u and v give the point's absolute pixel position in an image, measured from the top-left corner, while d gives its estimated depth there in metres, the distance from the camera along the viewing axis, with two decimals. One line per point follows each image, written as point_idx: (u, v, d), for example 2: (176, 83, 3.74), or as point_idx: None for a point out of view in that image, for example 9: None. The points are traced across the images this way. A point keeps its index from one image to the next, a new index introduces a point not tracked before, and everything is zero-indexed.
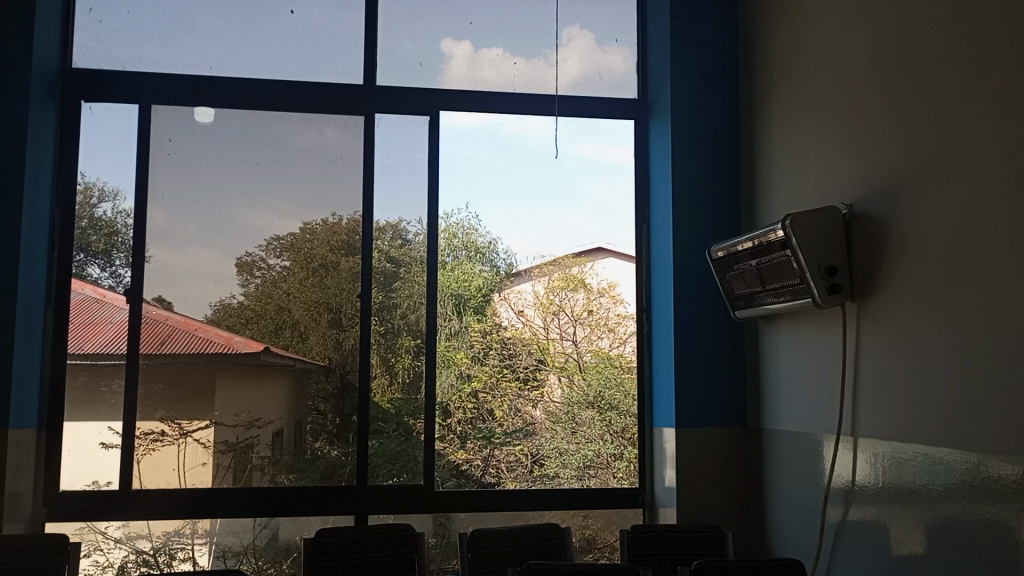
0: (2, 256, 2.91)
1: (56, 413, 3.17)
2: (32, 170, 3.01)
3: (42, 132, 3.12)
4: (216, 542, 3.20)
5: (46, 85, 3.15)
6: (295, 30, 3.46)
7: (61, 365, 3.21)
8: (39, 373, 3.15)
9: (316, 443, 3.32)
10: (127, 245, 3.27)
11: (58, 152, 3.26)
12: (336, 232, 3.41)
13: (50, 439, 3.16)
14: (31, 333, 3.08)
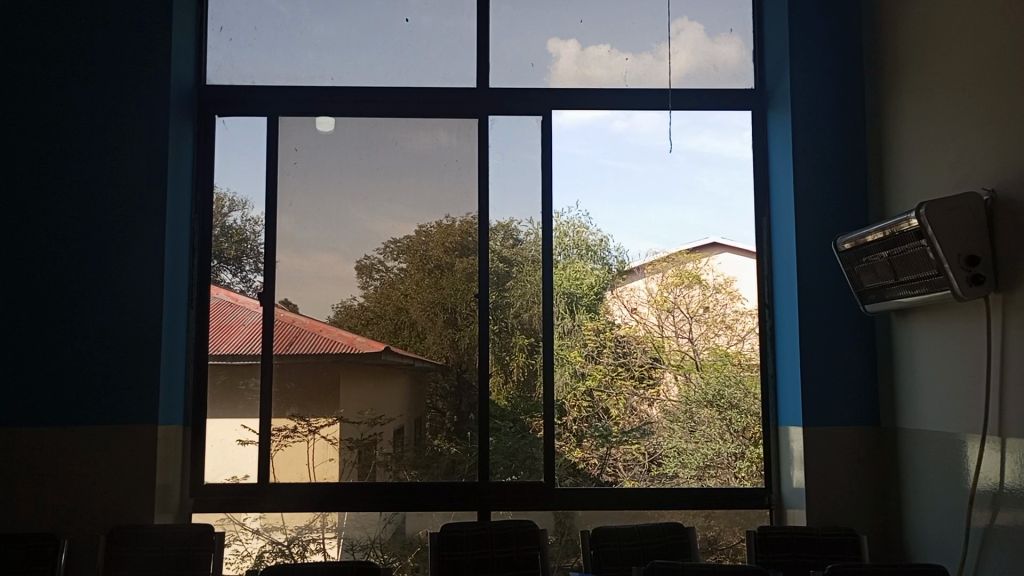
0: (149, 263, 3.12)
1: (199, 411, 3.38)
2: (172, 182, 3.21)
3: (181, 146, 3.33)
4: (345, 536, 3.33)
5: (183, 102, 3.36)
6: (409, 38, 3.55)
7: (200, 365, 3.41)
8: (182, 372, 3.36)
9: (435, 440, 3.40)
10: (256, 252, 3.45)
11: (195, 164, 3.47)
12: (450, 234, 3.48)
13: (194, 434, 3.37)
14: (175, 335, 3.29)
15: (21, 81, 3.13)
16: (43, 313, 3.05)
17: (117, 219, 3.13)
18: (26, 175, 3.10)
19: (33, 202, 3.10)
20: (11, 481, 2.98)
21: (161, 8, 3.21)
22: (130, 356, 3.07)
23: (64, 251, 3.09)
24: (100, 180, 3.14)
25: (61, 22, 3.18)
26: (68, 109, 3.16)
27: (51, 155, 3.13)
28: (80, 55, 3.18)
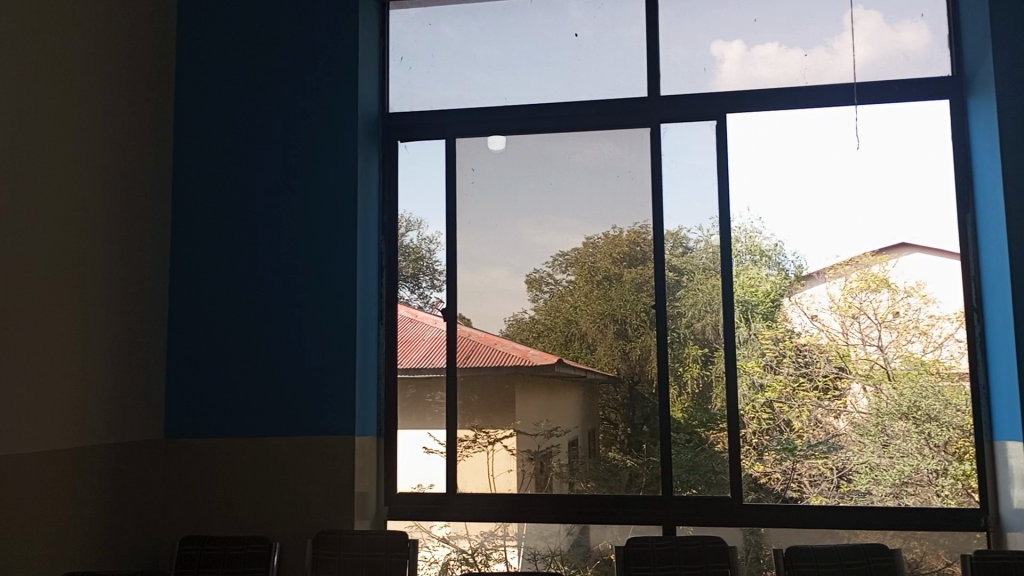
0: (344, 282, 3.30)
1: (391, 422, 3.56)
2: (362, 205, 3.39)
3: (368, 172, 3.52)
4: (525, 545, 3.39)
5: (369, 130, 3.56)
6: (579, 53, 3.58)
7: (389, 378, 3.58)
8: (376, 386, 3.55)
9: (609, 452, 3.38)
10: (432, 269, 3.60)
11: (381, 188, 3.67)
12: (618, 244, 3.47)
13: (387, 444, 3.55)
14: (369, 351, 3.48)
15: (232, 124, 3.46)
16: (253, 334, 3.33)
17: (313, 242, 3.35)
18: (234, 208, 3.41)
19: (243, 232, 3.39)
20: (232, 487, 3.26)
21: (350, 43, 3.42)
22: (330, 371, 3.27)
23: (268, 276, 3.35)
24: (297, 206, 3.37)
25: (259, 66, 3.47)
26: (267, 144, 3.43)
27: (255, 188, 3.41)
28: (276, 93, 3.45)
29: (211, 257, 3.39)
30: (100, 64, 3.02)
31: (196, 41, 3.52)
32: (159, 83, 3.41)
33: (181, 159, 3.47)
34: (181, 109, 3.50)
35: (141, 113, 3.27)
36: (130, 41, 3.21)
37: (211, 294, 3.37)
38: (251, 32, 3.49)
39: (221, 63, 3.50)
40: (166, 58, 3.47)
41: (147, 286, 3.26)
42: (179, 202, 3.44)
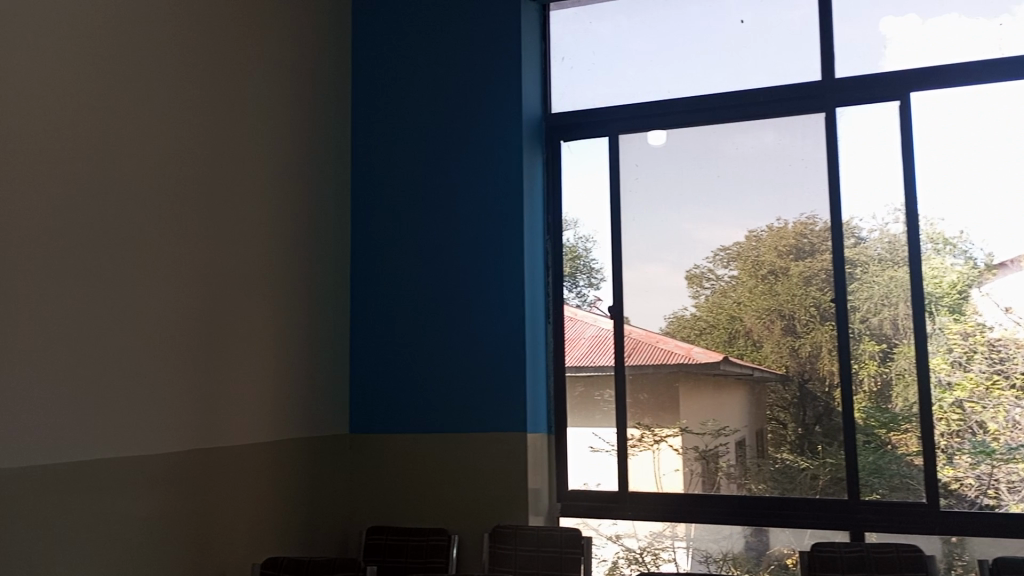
0: (512, 282, 3.36)
1: (562, 419, 3.59)
2: (528, 205, 3.44)
3: (533, 173, 3.57)
4: (696, 546, 3.31)
5: (533, 131, 3.61)
6: (745, 39, 3.47)
7: (558, 376, 3.62)
8: (545, 384, 3.59)
9: (779, 453, 3.26)
10: (589, 268, 3.61)
11: (546, 189, 3.71)
12: (783, 237, 3.33)
13: (558, 442, 3.58)
14: (538, 350, 3.53)
15: (402, 133, 3.61)
16: (427, 334, 3.46)
17: (482, 243, 3.43)
18: (403, 212, 3.56)
19: (416, 236, 3.53)
20: (412, 481, 3.40)
21: (511, 46, 3.48)
22: (502, 369, 3.34)
23: (439, 277, 3.48)
24: (465, 210, 3.47)
25: (424, 76, 3.62)
26: (435, 150, 3.55)
27: (426, 194, 3.54)
28: (440, 101, 3.57)
29: (386, 261, 3.56)
30: (280, 85, 3.26)
31: (369, 57, 3.72)
32: (336, 99, 3.63)
33: (358, 169, 3.67)
34: (357, 122, 3.71)
35: (321, 128, 3.50)
36: (308, 62, 3.44)
37: (386, 297, 3.54)
38: (416, 44, 3.64)
39: (391, 76, 3.67)
40: (342, 75, 3.69)
41: (330, 289, 3.48)
42: (357, 210, 3.65)
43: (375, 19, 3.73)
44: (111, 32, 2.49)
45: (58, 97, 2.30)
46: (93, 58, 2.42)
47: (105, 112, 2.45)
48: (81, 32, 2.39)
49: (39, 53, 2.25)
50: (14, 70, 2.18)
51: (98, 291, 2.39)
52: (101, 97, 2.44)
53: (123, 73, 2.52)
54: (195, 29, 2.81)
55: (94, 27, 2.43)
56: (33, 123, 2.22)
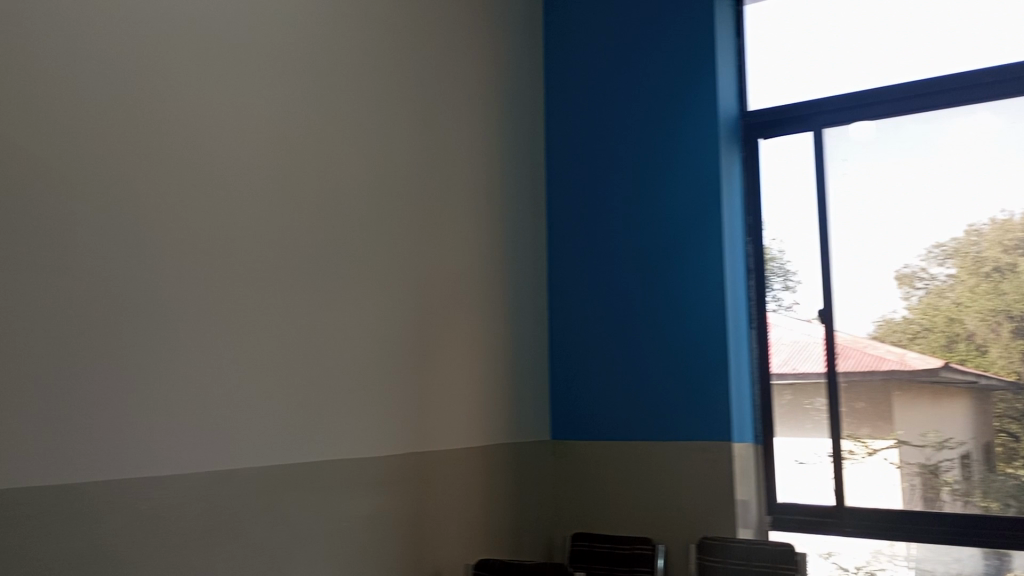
0: (712, 283, 3.30)
1: (769, 429, 3.45)
2: (727, 205, 3.36)
3: (732, 172, 3.48)
4: (920, 568, 3.06)
5: (731, 130, 3.51)
6: (965, 16, 3.19)
7: (766, 385, 3.47)
8: (751, 394, 3.46)
9: (1014, 469, 2.94)
10: (785, 269, 3.46)
11: (746, 190, 3.59)
12: (1009, 230, 3.02)
13: (766, 452, 3.44)
14: (743, 355, 3.41)
15: (594, 142, 3.66)
16: (626, 340, 3.46)
17: (679, 246, 3.40)
18: (599, 220, 3.60)
19: (611, 243, 3.56)
20: (615, 490, 3.40)
21: (703, 46, 3.44)
22: (704, 373, 3.27)
23: (637, 283, 3.47)
24: (661, 213, 3.46)
25: (616, 83, 3.64)
26: (629, 155, 3.57)
27: (620, 199, 3.56)
28: (632, 107, 3.59)
29: (581, 267, 3.61)
30: (479, 103, 3.40)
31: (563, 70, 3.80)
32: (531, 113, 3.74)
33: (553, 179, 3.76)
34: (551, 134, 3.80)
35: (517, 142, 3.61)
36: (504, 79, 3.57)
37: (582, 303, 3.59)
38: (608, 53, 3.68)
39: (583, 87, 3.73)
40: (536, 89, 3.79)
41: (529, 298, 3.57)
42: (552, 219, 3.73)
43: (568, 32, 3.81)
44: (328, 66, 2.72)
45: (286, 129, 2.55)
46: (316, 94, 2.66)
47: (325, 140, 2.68)
48: (307, 70, 2.64)
49: (270, 90, 2.51)
50: (253, 110, 2.45)
51: (326, 305, 2.63)
52: (321, 126, 2.67)
53: (339, 103, 2.75)
54: (402, 58, 3.02)
55: (315, 63, 2.67)
56: (266, 153, 2.48)
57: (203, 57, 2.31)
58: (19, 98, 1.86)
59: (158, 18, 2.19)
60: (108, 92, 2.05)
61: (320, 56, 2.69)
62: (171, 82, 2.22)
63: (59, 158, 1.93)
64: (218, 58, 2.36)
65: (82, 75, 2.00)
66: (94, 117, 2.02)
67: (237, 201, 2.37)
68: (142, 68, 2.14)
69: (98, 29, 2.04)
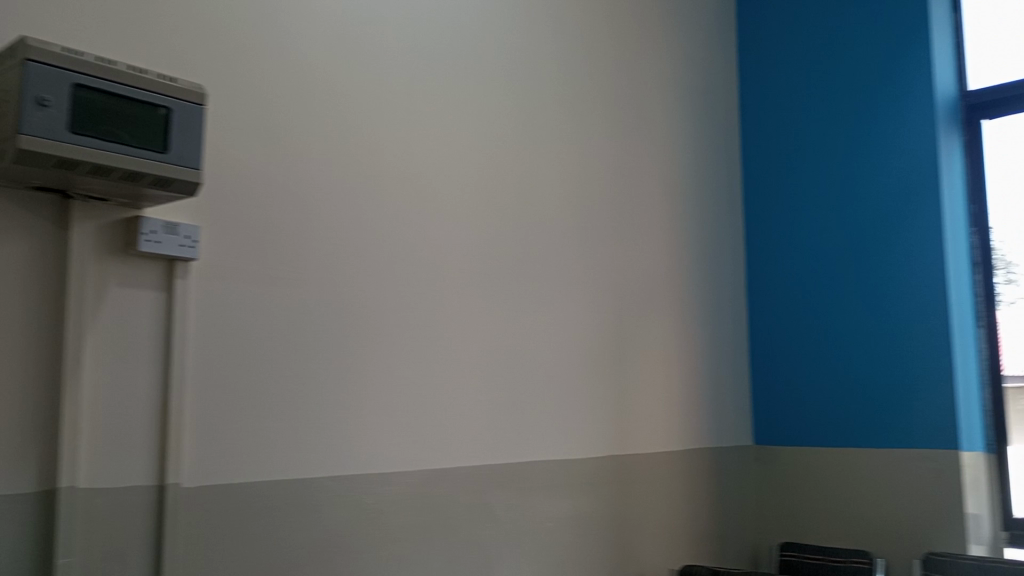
0: (932, 277, 3.19)
1: (1001, 437, 3.21)
2: (947, 196, 3.23)
3: (953, 161, 3.30)
4: None
5: (950, 115, 3.33)
6: None
7: (996, 389, 3.24)
8: (980, 397, 3.24)
9: None
10: (1006, 262, 3.28)
11: (968, 179, 3.38)
12: None
13: (999, 463, 3.20)
14: (969, 353, 3.22)
15: (794, 138, 3.64)
16: (835, 338, 3.43)
17: (893, 240, 3.30)
18: (802, 216, 3.58)
19: (815, 240, 3.53)
20: (828, 498, 3.37)
21: (913, 32, 3.33)
22: (925, 371, 3.17)
23: (846, 280, 3.42)
24: (871, 207, 3.38)
25: (813, 85, 3.61)
26: (833, 149, 3.51)
27: (825, 195, 3.52)
28: (830, 106, 3.54)
29: (781, 271, 3.61)
30: (671, 107, 3.44)
31: (761, 71, 3.78)
32: (723, 116, 3.74)
33: (748, 184, 3.76)
34: (747, 139, 3.80)
35: (708, 146, 3.62)
36: (695, 82, 3.58)
37: (783, 307, 3.59)
38: (806, 47, 3.65)
39: (775, 91, 3.72)
40: (727, 91, 3.79)
41: (726, 303, 3.59)
42: (749, 225, 3.74)
43: (763, 30, 3.80)
44: (529, 84, 2.87)
45: (492, 147, 2.72)
46: (517, 110, 2.81)
47: (527, 155, 2.83)
48: (508, 88, 2.79)
49: (478, 111, 2.69)
50: (461, 131, 2.63)
51: (530, 313, 2.77)
52: (524, 141, 2.83)
53: (539, 119, 2.89)
54: (594, 69, 3.11)
55: (517, 82, 2.83)
56: (474, 171, 2.65)
57: (419, 87, 2.52)
58: (269, 138, 2.15)
59: (380, 53, 2.42)
60: (338, 124, 2.30)
61: (521, 74, 2.84)
62: (392, 112, 2.44)
63: (299, 188, 2.21)
64: (430, 85, 2.55)
65: (317, 111, 2.26)
66: (326, 148, 2.27)
67: (449, 218, 2.57)
68: (367, 100, 2.38)
69: (330, 68, 2.30)
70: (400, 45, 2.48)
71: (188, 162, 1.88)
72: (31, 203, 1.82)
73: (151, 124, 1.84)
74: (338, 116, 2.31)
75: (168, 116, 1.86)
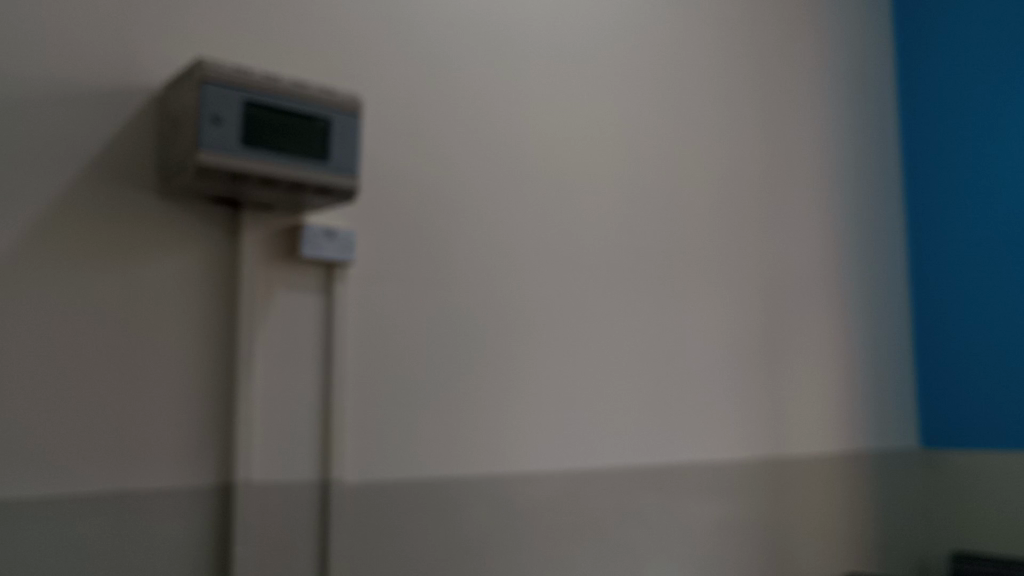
0: None
1: None
2: None
3: None
4: None
5: None
6: None
7: None
8: None
9: None
10: None
11: None
12: None
13: None
14: None
15: (963, 122, 3.40)
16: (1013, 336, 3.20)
17: None
18: (974, 206, 3.35)
19: (988, 231, 3.31)
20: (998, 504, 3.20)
21: None
22: None
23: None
24: None
25: (987, 62, 3.34)
26: (1011, 133, 3.25)
27: (1001, 183, 3.27)
28: (1009, 85, 3.26)
29: (952, 260, 3.41)
30: (821, 94, 3.29)
31: (922, 48, 3.55)
32: (878, 101, 3.54)
33: (910, 172, 3.57)
34: (907, 123, 3.59)
35: (863, 133, 3.44)
36: (847, 64, 3.41)
37: (952, 299, 3.40)
38: (976, 21, 3.38)
39: (942, 69, 3.48)
40: (882, 73, 3.59)
41: (883, 299, 3.42)
42: (912, 215, 3.55)
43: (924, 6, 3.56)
44: (673, 79, 2.82)
45: (638, 144, 2.70)
46: (661, 106, 2.77)
47: (671, 151, 2.78)
48: (651, 85, 2.75)
49: (625, 108, 2.67)
50: (606, 130, 2.62)
51: (678, 312, 2.73)
52: (670, 137, 2.78)
53: (684, 114, 2.83)
54: (739, 60, 3.02)
55: (660, 77, 2.78)
56: (620, 169, 2.64)
57: (564, 88, 2.54)
58: (421, 147, 2.23)
59: (523, 58, 2.45)
60: (485, 129, 2.35)
61: (664, 69, 2.80)
62: (538, 114, 2.47)
63: (450, 193, 2.27)
64: (574, 87, 2.56)
65: (466, 118, 2.32)
66: (474, 153, 2.33)
67: (595, 218, 2.57)
68: (512, 104, 2.42)
69: (477, 76, 2.36)
70: (544, 47, 2.50)
71: (346, 170, 1.95)
72: (206, 215, 1.95)
73: (312, 136, 1.92)
74: (485, 122, 2.36)
75: (328, 127, 1.94)
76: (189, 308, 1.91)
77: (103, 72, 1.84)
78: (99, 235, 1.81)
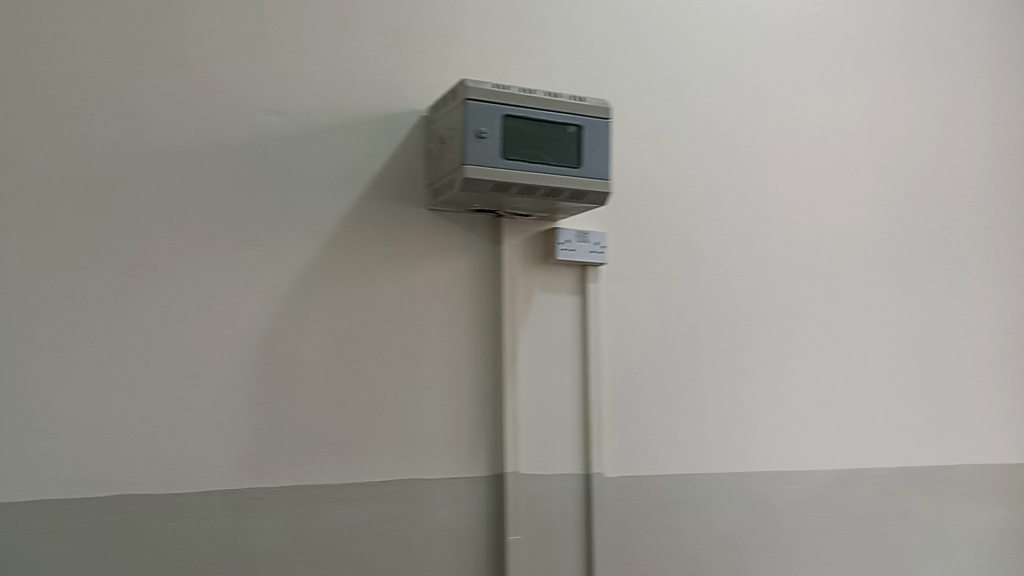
0: None
1: None
2: None
3: None
4: None
5: None
6: None
7: None
8: None
9: None
10: None
11: None
12: None
13: None
14: None
15: None
16: None
17: None
18: None
19: None
20: None
21: None
22: None
23: None
24: None
25: None
26: None
27: None
28: None
29: None
30: None
31: None
32: None
33: None
34: None
35: None
36: None
37: None
38: None
39: None
40: None
41: None
42: None
43: None
44: (917, 53, 2.67)
45: (882, 125, 2.59)
46: (903, 82, 2.64)
47: (917, 128, 2.64)
48: (891, 62, 2.63)
49: (867, 93, 2.58)
50: (845, 113, 2.54)
51: (931, 298, 2.59)
52: (920, 119, 2.64)
53: (930, 88, 2.67)
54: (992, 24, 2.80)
55: (903, 52, 2.65)
56: (861, 153, 2.55)
57: (801, 74, 2.50)
58: (659, 147, 2.29)
59: (755, 48, 2.44)
60: (721, 124, 2.37)
61: (907, 44, 2.66)
62: (775, 103, 2.45)
63: (690, 190, 2.31)
64: (808, 73, 2.51)
65: (702, 114, 2.35)
66: (711, 149, 2.35)
67: (838, 205, 2.50)
68: (746, 96, 2.42)
69: (709, 70, 2.38)
70: (779, 37, 2.48)
71: (598, 174, 2.01)
72: (468, 224, 2.09)
73: (566, 143, 2.00)
74: (723, 117, 2.38)
75: (580, 134, 2.01)
76: (457, 312, 2.06)
77: (377, 101, 2.04)
78: (379, 249, 2.01)
